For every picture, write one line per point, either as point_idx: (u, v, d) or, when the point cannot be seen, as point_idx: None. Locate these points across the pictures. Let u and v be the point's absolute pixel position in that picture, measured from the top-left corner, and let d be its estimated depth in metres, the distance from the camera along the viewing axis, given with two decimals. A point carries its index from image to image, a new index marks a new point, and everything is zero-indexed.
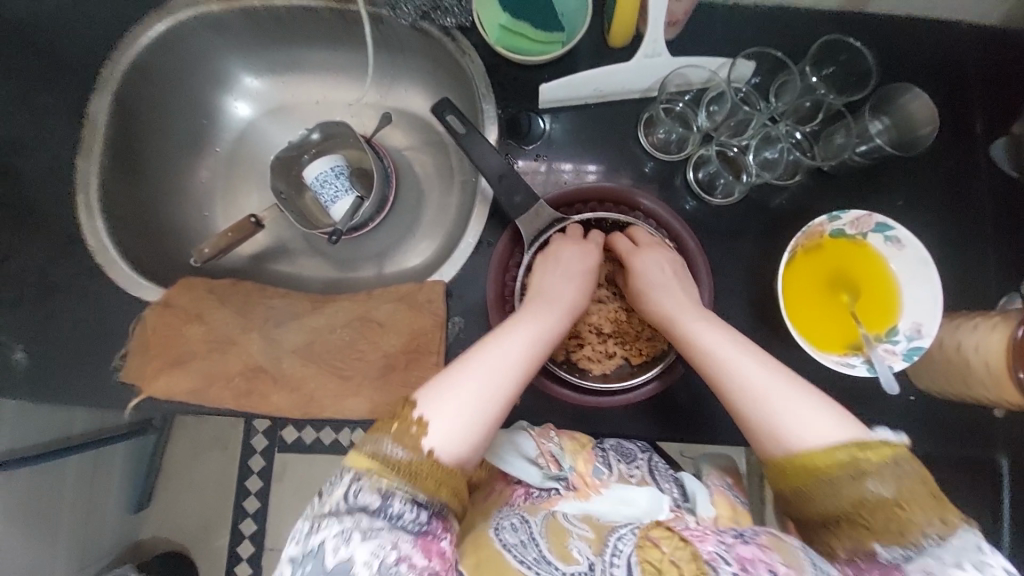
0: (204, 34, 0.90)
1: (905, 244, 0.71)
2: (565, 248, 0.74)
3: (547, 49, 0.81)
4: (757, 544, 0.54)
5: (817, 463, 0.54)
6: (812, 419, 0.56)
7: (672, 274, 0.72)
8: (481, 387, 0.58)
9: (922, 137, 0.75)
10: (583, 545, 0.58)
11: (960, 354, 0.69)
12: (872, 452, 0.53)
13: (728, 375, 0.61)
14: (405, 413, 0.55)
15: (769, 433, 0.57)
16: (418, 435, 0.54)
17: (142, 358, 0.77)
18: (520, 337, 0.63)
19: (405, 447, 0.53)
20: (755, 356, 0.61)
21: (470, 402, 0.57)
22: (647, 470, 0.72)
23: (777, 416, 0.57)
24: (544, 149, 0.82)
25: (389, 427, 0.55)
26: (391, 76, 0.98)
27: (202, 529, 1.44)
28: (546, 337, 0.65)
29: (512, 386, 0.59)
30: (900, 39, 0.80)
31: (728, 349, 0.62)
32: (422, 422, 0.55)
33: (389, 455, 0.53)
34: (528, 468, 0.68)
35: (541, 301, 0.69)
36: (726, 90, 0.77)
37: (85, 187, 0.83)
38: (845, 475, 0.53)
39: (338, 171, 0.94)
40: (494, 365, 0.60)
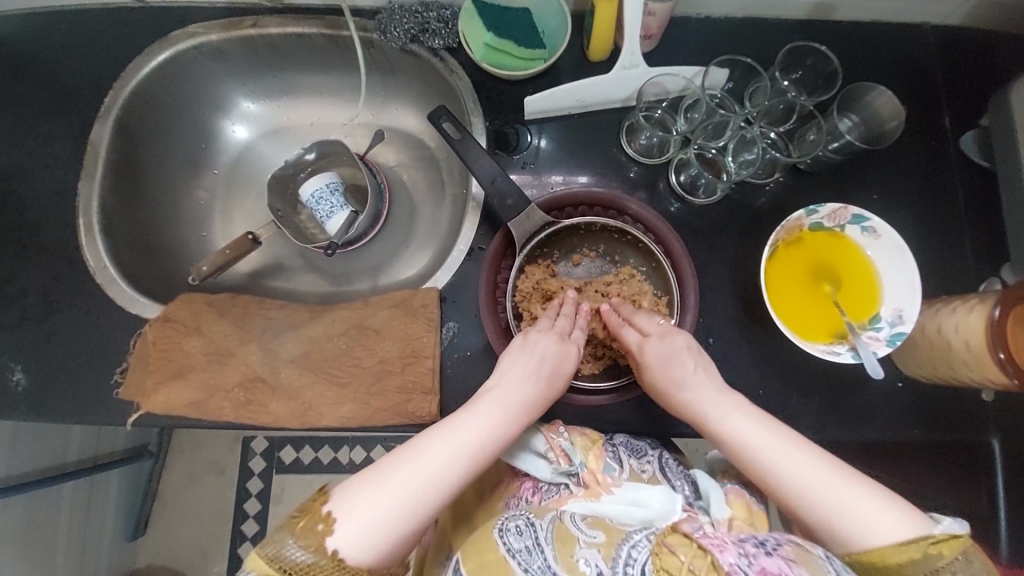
0: (203, 63, 0.94)
1: (881, 233, 0.74)
2: (540, 338, 0.71)
3: (531, 65, 0.85)
4: (782, 557, 0.53)
5: (892, 563, 0.55)
6: (875, 517, 0.57)
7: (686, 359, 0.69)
8: (403, 496, 0.58)
9: (888, 131, 0.78)
10: (592, 553, 0.58)
11: (942, 337, 0.71)
12: (943, 546, 0.55)
13: (783, 480, 0.61)
14: (314, 508, 0.57)
15: (834, 534, 0.58)
16: (322, 534, 0.56)
17: (142, 372, 0.78)
18: (459, 447, 0.62)
19: (311, 547, 0.56)
20: (808, 457, 0.61)
21: (388, 509, 0.58)
22: (658, 467, 0.74)
23: (841, 519, 0.58)
24: (531, 157, 0.85)
25: (295, 524, 0.57)
26: (382, 96, 1.02)
27: (200, 555, 1.42)
28: (488, 443, 0.63)
29: (428, 501, 0.59)
30: (864, 44, 0.85)
31: (767, 447, 0.62)
32: (330, 518, 0.57)
33: (289, 556, 0.55)
34: (536, 461, 0.72)
35: (494, 399, 0.65)
36: (701, 97, 0.81)
37: (87, 209, 0.86)
38: (920, 572, 0.55)
39: (332, 188, 0.97)
40: (420, 472, 0.60)
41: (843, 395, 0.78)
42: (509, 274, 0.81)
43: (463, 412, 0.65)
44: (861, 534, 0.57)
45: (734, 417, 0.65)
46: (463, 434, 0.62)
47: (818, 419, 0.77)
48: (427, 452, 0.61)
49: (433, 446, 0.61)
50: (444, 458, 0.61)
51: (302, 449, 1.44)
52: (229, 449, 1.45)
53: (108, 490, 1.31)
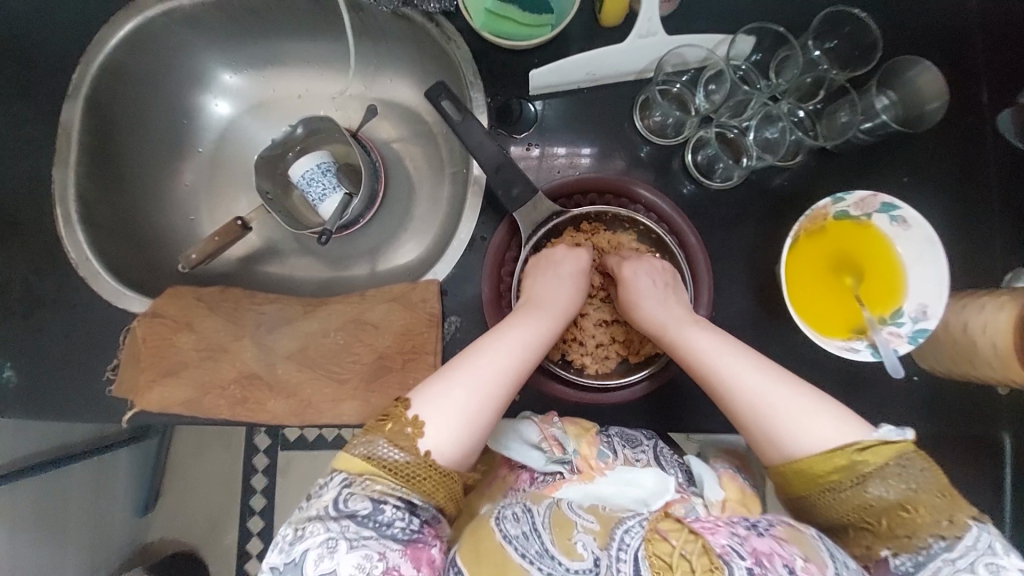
0: (177, 30, 0.86)
1: (912, 223, 0.69)
2: (556, 251, 0.74)
3: (536, 33, 0.77)
4: (773, 537, 0.54)
5: (818, 468, 0.55)
6: (816, 420, 0.56)
7: (654, 278, 0.72)
8: (476, 388, 0.59)
9: (929, 112, 0.72)
10: (588, 538, 0.56)
11: (966, 336, 0.68)
12: (870, 453, 0.54)
13: (729, 385, 0.61)
14: (397, 414, 0.57)
15: (772, 438, 0.57)
16: (413, 436, 0.56)
17: (134, 370, 0.76)
18: (520, 337, 0.64)
19: (404, 447, 0.55)
20: (760, 365, 0.61)
21: (468, 400, 0.58)
22: (653, 456, 0.71)
23: (782, 421, 0.57)
24: (535, 137, 0.79)
25: (381, 430, 0.56)
26: (374, 65, 0.94)
27: (210, 530, 1.44)
28: (545, 340, 0.66)
29: (504, 390, 0.60)
30: (904, 7, 0.77)
31: (723, 354, 0.62)
32: (417, 420, 0.56)
33: (382, 457, 0.55)
34: (530, 452, 0.69)
35: (540, 302, 0.69)
36: (725, 68, 0.74)
37: (63, 198, 0.81)
38: (846, 481, 0.54)
39: (325, 168, 0.91)
40: (489, 365, 0.60)
41: (856, 389, 0.75)
42: (513, 266, 0.77)
43: (516, 318, 0.67)
44: (797, 439, 0.56)
45: (691, 327, 0.66)
46: (523, 332, 0.65)
47: None
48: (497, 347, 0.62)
49: (496, 343, 0.63)
50: (511, 352, 0.62)
51: None
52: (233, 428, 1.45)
53: (116, 470, 1.33)
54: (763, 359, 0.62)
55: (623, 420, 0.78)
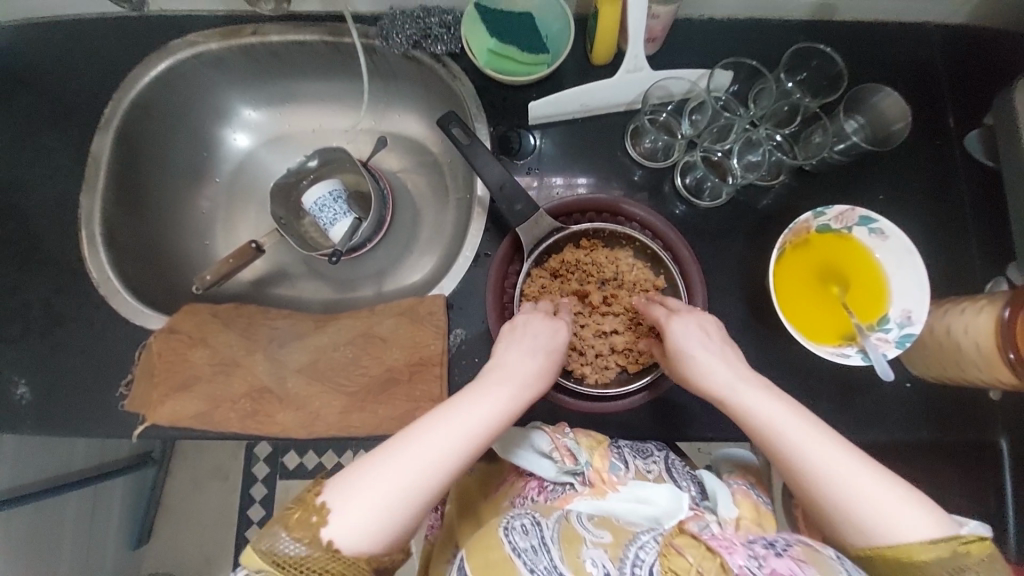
0: (205, 71, 0.93)
1: (889, 235, 0.74)
2: (534, 322, 0.70)
3: (534, 70, 0.85)
4: (792, 557, 0.53)
5: (912, 557, 0.52)
6: (901, 510, 0.53)
7: (704, 338, 0.67)
8: (409, 477, 0.55)
9: (895, 133, 0.78)
10: (598, 553, 0.55)
11: (950, 338, 0.71)
12: (972, 546, 0.51)
13: (808, 464, 0.56)
14: (308, 500, 0.53)
15: (857, 525, 0.54)
16: (317, 525, 0.52)
17: (147, 385, 0.78)
18: (466, 420, 0.58)
19: (305, 539, 0.52)
20: (835, 442, 0.57)
21: (393, 490, 0.54)
22: (664, 467, 0.72)
23: (868, 509, 0.54)
24: (535, 162, 0.85)
25: (287, 518, 0.53)
26: (384, 102, 1.01)
27: (204, 564, 1.40)
28: (493, 426, 0.60)
29: (436, 481, 0.55)
30: (868, 44, 0.85)
31: (801, 433, 0.57)
32: (324, 509, 0.53)
33: (282, 551, 0.52)
34: (540, 461, 0.69)
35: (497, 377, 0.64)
36: (707, 99, 0.81)
37: (88, 221, 0.85)
38: (944, 571, 0.52)
39: (336, 195, 0.97)
40: (426, 452, 0.56)
41: (851, 396, 0.77)
42: (516, 280, 0.81)
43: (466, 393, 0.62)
44: (892, 528, 0.53)
45: (761, 396, 0.60)
46: (465, 417, 0.59)
47: (827, 421, 0.77)
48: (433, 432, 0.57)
49: (439, 425, 0.57)
50: (445, 441, 0.57)
51: (306, 455, 1.43)
52: (232, 457, 1.43)
53: (113, 501, 1.31)
54: (841, 438, 0.57)
55: (626, 430, 0.79)
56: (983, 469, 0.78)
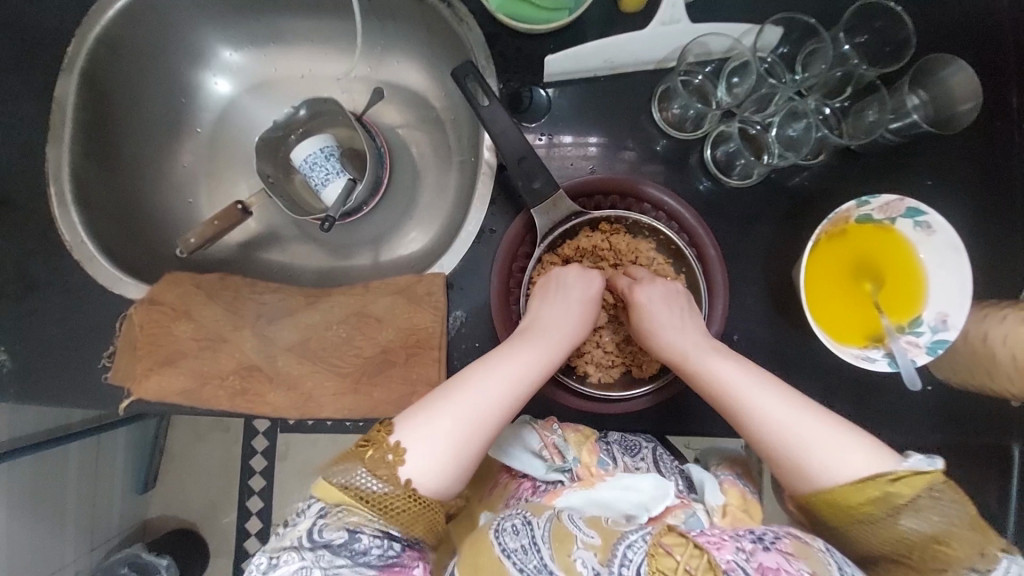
0: (177, 3, 0.82)
1: (936, 229, 0.66)
2: (567, 273, 0.70)
3: (553, 16, 0.73)
4: (780, 551, 0.53)
5: (849, 499, 0.54)
6: (843, 453, 0.55)
7: (669, 298, 0.69)
8: (469, 416, 0.57)
9: (960, 115, 0.69)
10: (589, 555, 0.54)
11: (986, 346, 0.66)
12: (904, 483, 0.53)
13: (750, 413, 0.59)
14: (381, 438, 0.55)
15: (801, 470, 0.56)
16: (394, 464, 0.54)
17: (130, 358, 0.74)
18: (518, 365, 0.61)
19: (383, 477, 0.54)
20: (780, 392, 0.59)
21: (456, 430, 0.56)
22: (652, 461, 0.70)
23: (807, 452, 0.56)
24: (548, 127, 0.76)
25: (363, 456, 0.55)
26: (381, 47, 0.90)
27: (207, 513, 1.44)
28: (545, 370, 0.63)
29: (496, 422, 0.58)
30: (942, 0, 0.73)
31: (746, 382, 0.60)
32: (399, 448, 0.55)
33: (362, 487, 0.53)
34: (532, 461, 0.68)
35: (543, 327, 0.66)
36: (751, 60, 0.70)
37: (57, 178, 0.78)
38: (881, 514, 0.53)
39: (328, 152, 0.88)
40: (484, 395, 0.58)
41: (868, 397, 0.74)
42: (525, 262, 0.75)
43: (516, 342, 0.64)
44: (828, 472, 0.55)
45: (709, 354, 0.63)
46: (523, 362, 0.62)
47: None
48: (492, 377, 0.60)
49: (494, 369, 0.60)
50: (502, 385, 0.59)
51: None
52: None
53: (115, 452, 1.32)
54: (789, 392, 0.60)
55: (629, 422, 0.76)
56: (993, 473, 0.75)
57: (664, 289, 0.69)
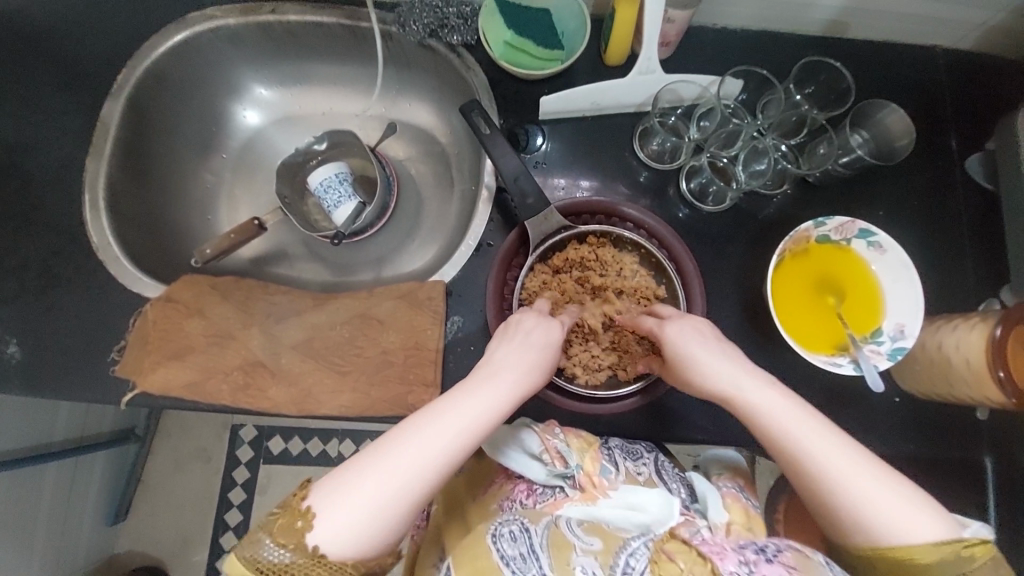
0: (221, 45, 0.94)
1: (886, 248, 0.75)
2: (527, 319, 0.69)
3: (548, 65, 0.86)
4: (782, 564, 0.53)
5: (918, 560, 0.52)
6: (912, 514, 0.53)
7: (702, 335, 0.66)
8: (389, 481, 0.53)
9: (899, 148, 0.80)
10: (588, 560, 0.56)
11: (941, 354, 0.72)
12: (975, 548, 0.52)
13: (819, 468, 0.55)
14: (296, 503, 0.53)
15: (866, 528, 0.54)
16: (303, 530, 0.52)
17: (140, 351, 0.77)
18: (451, 426, 0.57)
19: (290, 545, 0.52)
20: (849, 445, 0.56)
21: (375, 495, 0.53)
22: (654, 470, 0.72)
23: (879, 514, 0.53)
24: (542, 157, 0.86)
25: (275, 523, 0.53)
26: (396, 90, 1.02)
27: (180, 544, 1.39)
28: (485, 426, 0.58)
29: (419, 488, 0.54)
30: (875, 63, 0.87)
31: (815, 434, 0.56)
32: (310, 513, 0.52)
33: (265, 558, 0.52)
34: (531, 464, 0.68)
35: (486, 382, 0.61)
36: (716, 106, 0.82)
37: (93, 186, 0.85)
38: (946, 573, 0.52)
39: (342, 177, 0.97)
40: (403, 459, 0.54)
41: (842, 407, 0.78)
42: (519, 272, 0.82)
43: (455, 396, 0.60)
44: (894, 531, 0.53)
45: (772, 399, 0.59)
46: (461, 414, 0.58)
47: None
48: (423, 431, 0.56)
49: (422, 429, 0.56)
50: (432, 448, 0.55)
51: (291, 441, 1.42)
52: (217, 438, 1.42)
53: (92, 475, 1.29)
54: (855, 445, 0.56)
55: (616, 428, 0.79)
56: (967, 487, 0.78)
57: (697, 326, 0.67)
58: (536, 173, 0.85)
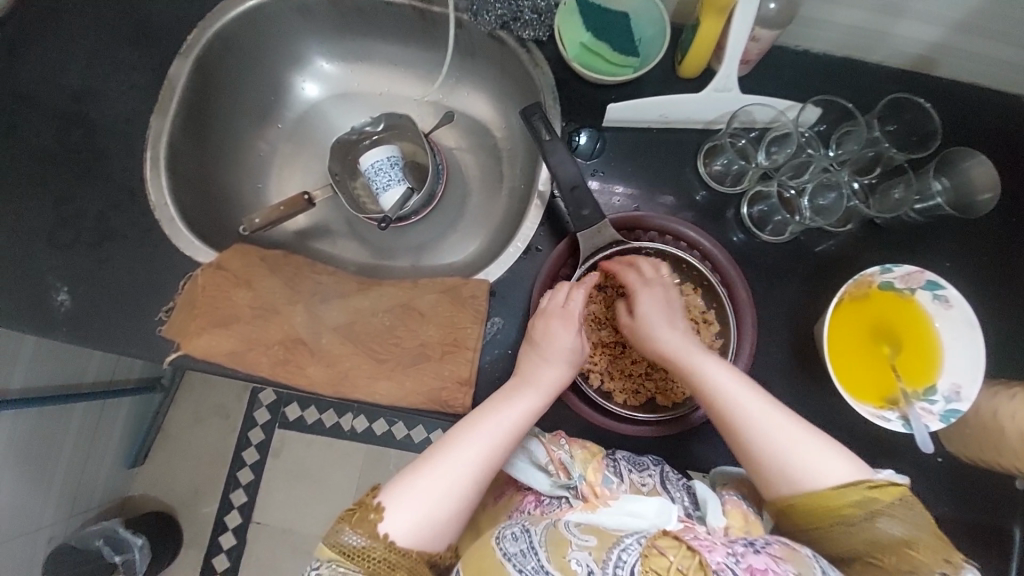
0: (290, 16, 0.93)
1: (953, 303, 0.72)
2: (551, 325, 0.70)
3: (619, 73, 0.83)
4: (768, 554, 0.56)
5: (831, 503, 0.58)
6: (823, 462, 0.60)
7: (671, 307, 0.72)
8: (449, 476, 0.61)
9: (979, 203, 0.77)
10: (583, 555, 0.57)
11: (996, 422, 0.70)
12: (881, 491, 0.58)
13: (738, 419, 0.63)
14: (366, 500, 0.59)
15: (784, 475, 0.61)
16: (375, 521, 0.58)
17: (186, 315, 0.79)
18: (495, 426, 0.64)
19: (365, 533, 0.57)
20: (763, 400, 0.64)
21: (440, 489, 0.60)
22: (659, 480, 0.71)
23: (790, 459, 0.61)
24: (601, 165, 0.84)
25: (348, 515, 0.59)
26: (456, 79, 1.00)
27: (192, 495, 1.43)
28: (526, 422, 0.65)
29: (474, 480, 0.61)
30: (964, 107, 0.83)
31: (737, 392, 0.64)
32: (381, 508, 0.59)
33: (347, 542, 0.57)
34: (536, 474, 0.69)
35: (521, 385, 0.68)
36: (793, 132, 0.79)
37: (155, 145, 0.86)
38: (859, 516, 0.58)
39: (393, 161, 0.96)
40: (457, 456, 0.62)
41: (878, 459, 0.76)
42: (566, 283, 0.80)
43: (493, 401, 0.67)
44: (809, 475, 0.60)
45: (705, 361, 0.67)
46: (504, 415, 0.65)
47: None
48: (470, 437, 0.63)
49: (469, 432, 0.63)
50: (483, 445, 0.63)
51: (307, 409, 1.45)
52: (238, 398, 1.46)
53: (117, 419, 1.34)
54: (771, 401, 0.64)
55: (644, 448, 0.78)
56: (994, 555, 0.76)
57: (665, 294, 0.72)
58: (592, 183, 0.83)
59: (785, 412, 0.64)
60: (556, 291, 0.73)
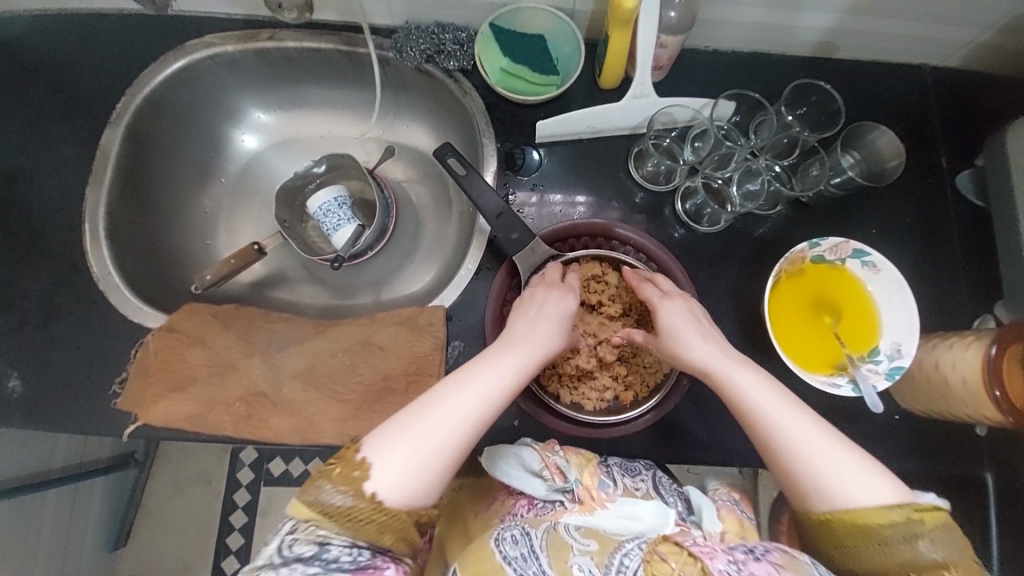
0: (220, 74, 0.95)
1: (880, 267, 0.76)
2: (540, 291, 0.71)
3: (543, 91, 0.87)
4: (770, 562, 0.54)
5: (870, 523, 0.55)
6: (865, 480, 0.56)
7: (691, 320, 0.69)
8: (435, 433, 0.57)
9: (890, 169, 0.82)
10: (585, 560, 0.56)
11: (939, 373, 0.73)
12: (925, 514, 0.55)
13: (774, 431, 0.59)
14: (348, 456, 0.56)
15: (820, 491, 0.57)
16: (360, 480, 0.55)
17: (141, 383, 0.78)
18: (483, 386, 0.60)
19: (349, 492, 0.55)
20: (803, 412, 0.60)
21: (423, 447, 0.56)
22: (651, 485, 0.72)
23: (831, 476, 0.57)
24: (540, 179, 0.86)
25: (331, 472, 0.56)
26: (393, 113, 1.02)
27: (179, 569, 1.37)
28: (517, 385, 0.62)
29: (460, 439, 0.58)
30: (867, 84, 0.89)
31: (776, 404, 0.60)
32: (365, 465, 0.56)
33: (328, 502, 0.55)
34: (532, 480, 0.68)
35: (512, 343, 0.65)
36: (709, 127, 0.84)
37: (93, 215, 0.85)
38: (898, 536, 0.55)
39: (341, 202, 0.97)
40: (445, 412, 0.58)
41: (841, 425, 0.79)
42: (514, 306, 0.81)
43: (488, 356, 0.63)
44: (846, 494, 0.56)
45: (740, 373, 0.63)
46: (495, 375, 0.61)
47: None
48: (460, 393, 0.59)
49: (459, 388, 0.59)
50: (470, 404, 0.59)
51: (292, 461, 1.41)
52: (217, 460, 1.41)
53: (92, 500, 1.28)
54: (814, 418, 0.60)
55: (620, 449, 0.79)
56: (966, 503, 0.79)
57: (681, 309, 0.70)
58: (553, 198, 0.86)
59: (823, 423, 0.59)
60: (549, 270, 0.76)
